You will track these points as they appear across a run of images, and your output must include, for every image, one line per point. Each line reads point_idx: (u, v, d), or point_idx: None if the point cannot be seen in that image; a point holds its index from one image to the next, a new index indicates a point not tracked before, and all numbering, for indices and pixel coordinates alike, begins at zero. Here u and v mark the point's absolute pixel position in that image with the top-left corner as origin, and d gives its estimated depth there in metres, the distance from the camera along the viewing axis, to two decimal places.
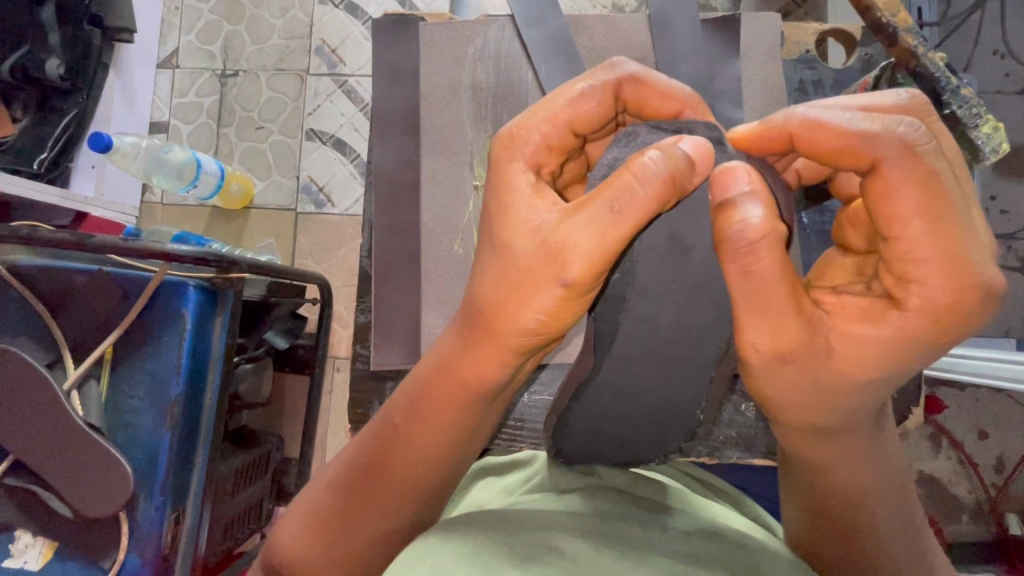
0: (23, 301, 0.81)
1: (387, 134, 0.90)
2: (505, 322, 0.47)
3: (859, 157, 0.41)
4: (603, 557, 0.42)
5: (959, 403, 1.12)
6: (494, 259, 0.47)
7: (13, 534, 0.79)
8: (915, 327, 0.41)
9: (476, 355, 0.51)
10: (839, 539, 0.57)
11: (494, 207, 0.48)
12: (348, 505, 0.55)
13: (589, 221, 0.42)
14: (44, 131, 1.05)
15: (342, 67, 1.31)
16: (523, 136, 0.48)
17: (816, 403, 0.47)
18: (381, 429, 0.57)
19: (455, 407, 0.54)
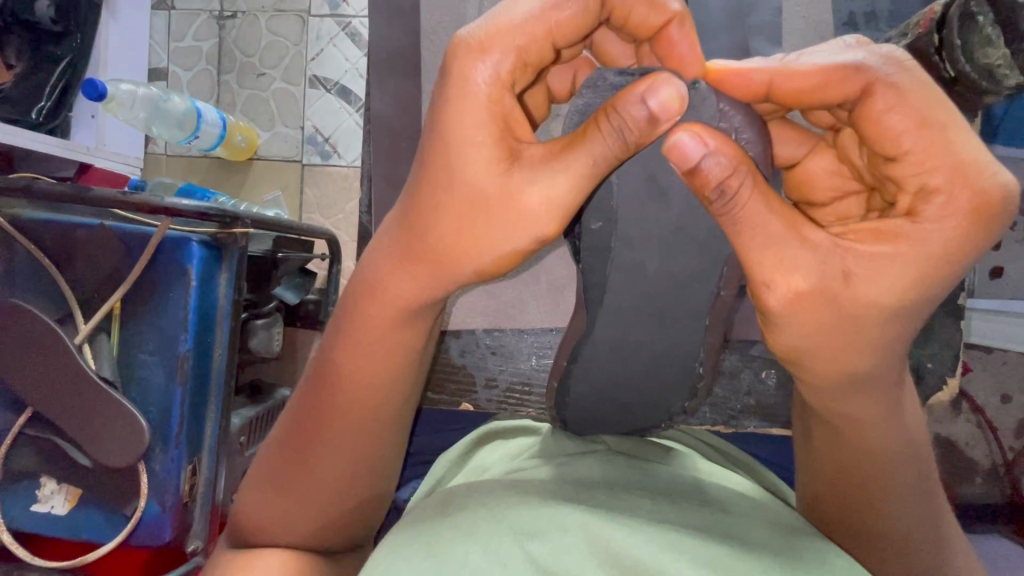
0: (28, 255, 0.81)
1: (389, 80, 0.85)
2: (458, 257, 0.44)
3: (848, 85, 0.42)
4: (609, 531, 0.41)
5: (984, 365, 1.09)
6: (444, 193, 0.43)
7: (38, 481, 0.82)
8: (937, 241, 0.40)
9: (417, 287, 0.46)
10: (851, 491, 0.55)
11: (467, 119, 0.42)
12: (296, 460, 0.53)
13: (556, 184, 0.42)
14: (40, 79, 1.01)
15: (344, 7, 1.23)
16: (488, 48, 0.42)
17: (835, 344, 0.44)
18: (315, 375, 0.52)
19: (389, 343, 0.50)
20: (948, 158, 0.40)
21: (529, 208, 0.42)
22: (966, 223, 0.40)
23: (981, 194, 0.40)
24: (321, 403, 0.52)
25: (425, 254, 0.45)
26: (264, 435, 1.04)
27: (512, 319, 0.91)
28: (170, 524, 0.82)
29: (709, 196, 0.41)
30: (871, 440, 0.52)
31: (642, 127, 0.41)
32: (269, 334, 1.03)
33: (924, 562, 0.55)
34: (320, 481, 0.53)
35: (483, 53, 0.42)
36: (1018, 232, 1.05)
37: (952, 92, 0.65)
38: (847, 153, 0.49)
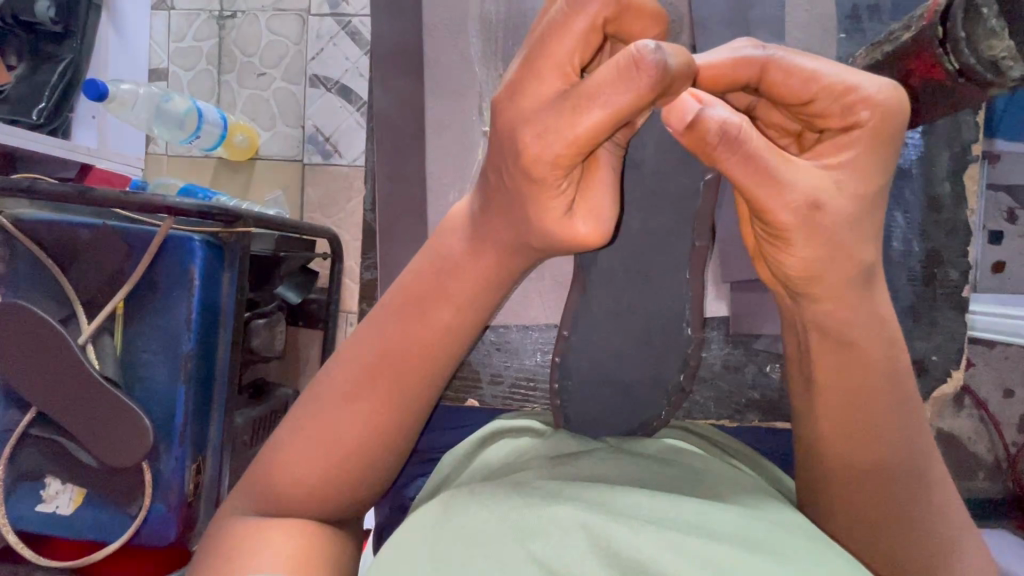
0: (31, 256, 0.81)
1: (388, 77, 0.84)
2: (540, 236, 0.46)
3: (748, 70, 0.45)
4: (609, 525, 0.41)
5: (986, 360, 1.09)
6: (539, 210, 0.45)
7: (43, 480, 0.82)
8: (880, 136, 0.44)
9: (511, 234, 0.48)
10: (851, 457, 0.51)
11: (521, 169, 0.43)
12: (356, 417, 0.50)
13: (605, 201, 0.45)
14: (42, 80, 1.01)
15: (344, 6, 1.23)
16: (570, 130, 0.40)
17: (824, 264, 0.45)
18: (384, 333, 0.50)
19: (466, 303, 0.51)
20: (853, 88, 0.44)
21: (590, 229, 0.45)
22: (886, 119, 0.44)
23: (884, 105, 0.44)
24: (389, 360, 0.50)
25: (510, 197, 0.46)
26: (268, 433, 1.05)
27: (515, 315, 0.91)
28: (174, 524, 0.82)
29: (709, 148, 0.42)
30: (874, 403, 0.49)
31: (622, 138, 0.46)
32: (271, 332, 1.04)
33: (929, 535, 0.50)
34: (372, 441, 0.51)
35: (558, 142, 0.40)
36: (1019, 227, 1.06)
37: (956, 84, 0.60)
38: (772, 118, 0.51)
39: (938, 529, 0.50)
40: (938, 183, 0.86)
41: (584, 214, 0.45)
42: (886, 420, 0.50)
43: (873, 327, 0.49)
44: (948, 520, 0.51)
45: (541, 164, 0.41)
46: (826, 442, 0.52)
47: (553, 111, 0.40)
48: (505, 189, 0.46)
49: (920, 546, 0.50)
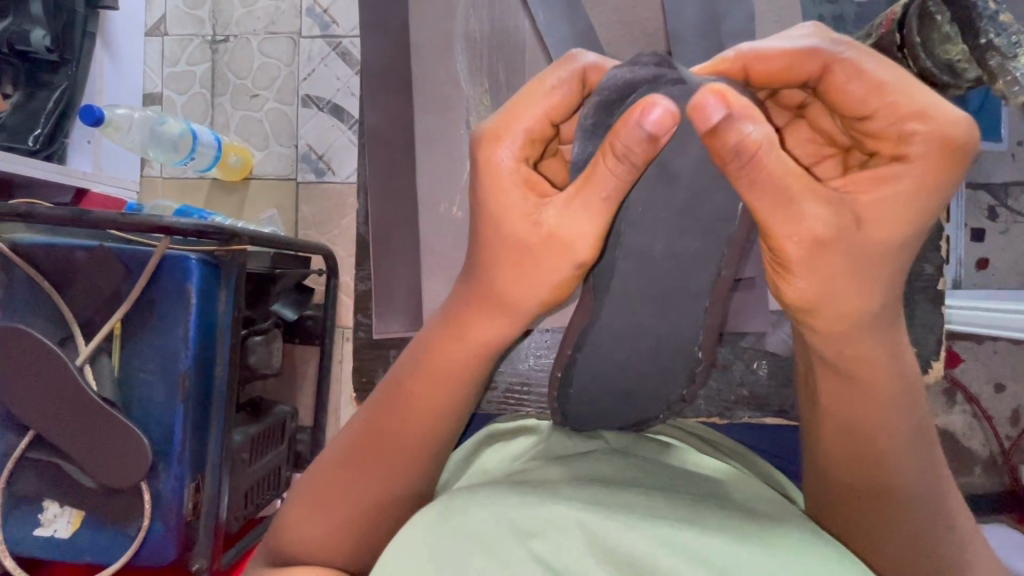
0: (28, 279, 0.81)
1: (378, 94, 0.82)
2: (525, 270, 0.44)
3: (811, 64, 0.43)
4: (602, 519, 0.42)
5: (975, 355, 1.11)
6: (502, 242, 0.45)
7: (41, 504, 0.82)
8: (925, 176, 0.42)
9: (499, 290, 0.46)
10: (851, 469, 0.52)
11: (483, 193, 0.45)
12: (359, 471, 0.53)
13: (586, 201, 0.41)
14: (37, 107, 1.02)
15: (334, 28, 1.26)
16: (504, 136, 0.44)
17: (850, 292, 0.43)
18: (385, 388, 0.54)
19: (473, 350, 0.50)
20: (921, 104, 0.41)
21: (569, 235, 0.43)
22: (937, 156, 0.41)
23: (946, 134, 0.41)
24: (391, 400, 0.53)
25: (494, 241, 0.45)
26: (265, 452, 1.04)
27: None
28: (174, 544, 0.81)
29: (726, 162, 0.39)
30: (862, 433, 0.51)
31: (644, 149, 0.38)
32: (268, 349, 1.05)
33: (931, 535, 0.51)
34: (374, 494, 0.53)
35: (504, 145, 0.44)
36: (999, 224, 1.08)
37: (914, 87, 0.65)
38: (820, 122, 0.49)
39: (938, 530, 0.51)
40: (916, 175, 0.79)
41: (567, 232, 0.43)
42: (886, 442, 0.50)
43: (886, 355, 0.48)
44: (949, 520, 0.52)
45: (505, 188, 0.44)
46: (829, 459, 0.53)
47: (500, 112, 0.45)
48: (488, 241, 0.45)
49: (922, 546, 0.51)
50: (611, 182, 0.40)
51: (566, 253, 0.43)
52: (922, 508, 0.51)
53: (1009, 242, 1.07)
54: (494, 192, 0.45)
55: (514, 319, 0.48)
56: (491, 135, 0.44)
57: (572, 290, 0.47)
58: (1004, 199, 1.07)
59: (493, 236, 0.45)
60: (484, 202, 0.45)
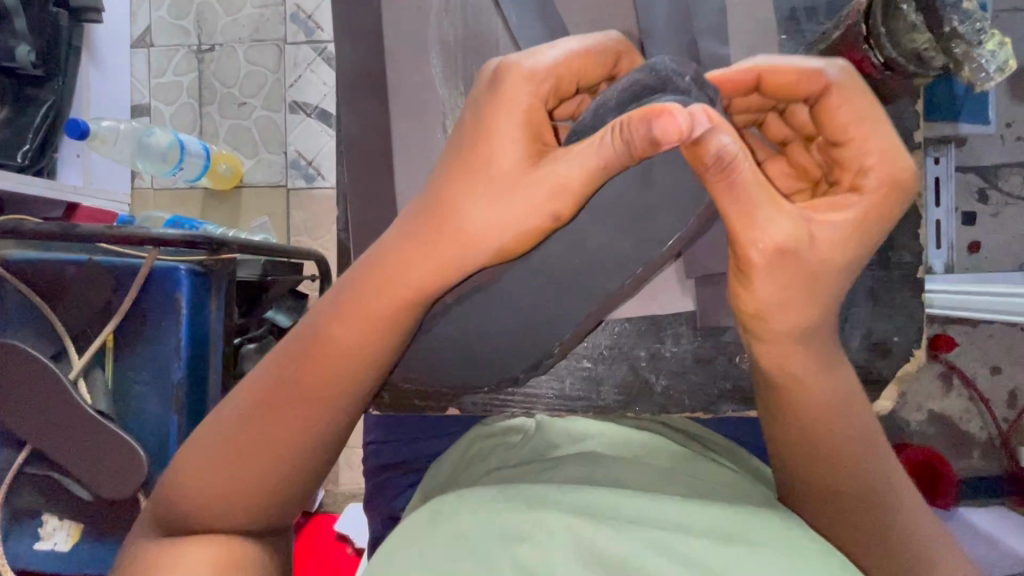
0: (19, 294, 0.82)
1: (357, 101, 0.79)
2: (494, 213, 0.42)
3: (812, 83, 0.44)
4: (591, 527, 0.43)
5: (972, 340, 1.11)
6: (477, 181, 0.42)
7: (41, 518, 0.82)
8: (878, 203, 0.42)
9: (462, 236, 0.42)
10: (813, 458, 0.49)
11: (472, 122, 0.42)
12: (263, 429, 0.45)
13: (584, 165, 0.40)
14: (24, 122, 1.01)
15: (319, 33, 1.26)
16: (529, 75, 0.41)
17: (796, 304, 0.42)
18: (301, 334, 0.45)
19: (405, 292, 0.44)
20: (883, 143, 0.43)
21: (557, 181, 0.41)
22: (886, 191, 0.42)
23: (898, 172, 0.42)
24: (311, 348, 0.45)
25: (479, 169, 0.42)
26: None
27: None
28: None
29: (705, 169, 0.37)
30: (821, 395, 0.47)
31: (649, 145, 0.36)
32: None
33: (899, 530, 0.48)
34: (277, 459, 0.46)
35: (528, 77, 0.41)
36: (991, 206, 1.08)
37: (884, 79, 0.55)
38: (796, 159, 0.49)
39: (907, 530, 0.48)
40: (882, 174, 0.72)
41: (552, 181, 0.41)
42: (840, 421, 0.48)
43: (835, 377, 0.48)
44: (915, 520, 0.48)
45: (508, 117, 0.41)
46: (789, 443, 0.49)
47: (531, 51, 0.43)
48: (471, 168, 0.42)
49: (890, 545, 0.47)
50: (608, 153, 0.39)
51: (548, 198, 0.41)
52: (886, 507, 0.48)
53: (1002, 224, 1.08)
54: (493, 115, 0.41)
55: (462, 266, 0.43)
56: (519, 62, 0.41)
57: (535, 244, 0.45)
58: (994, 181, 1.07)
59: (477, 170, 0.42)
60: (473, 133, 0.42)
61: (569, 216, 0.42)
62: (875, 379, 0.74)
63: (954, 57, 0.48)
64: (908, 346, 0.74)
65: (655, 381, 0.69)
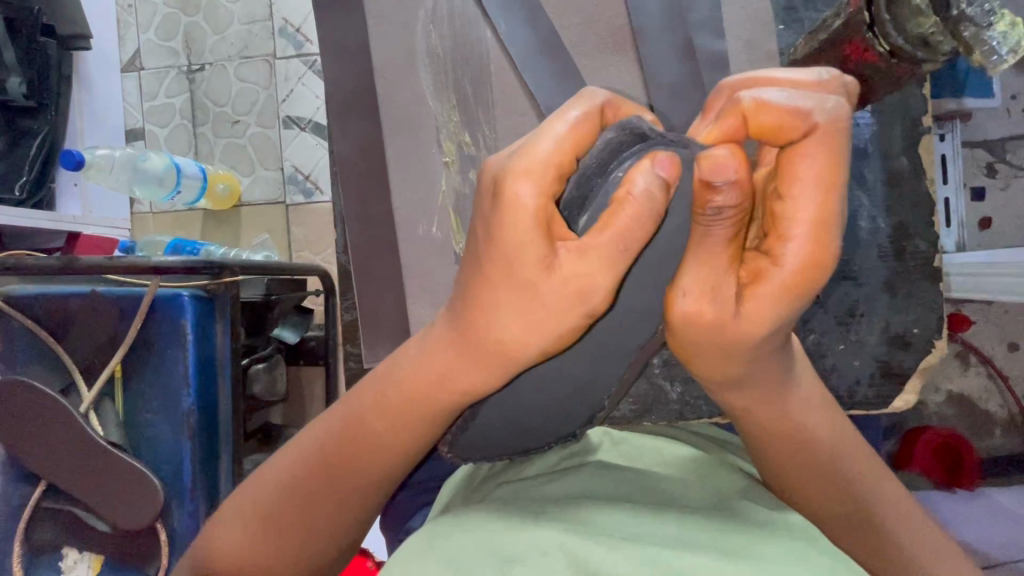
0: (24, 330, 0.82)
1: (347, 123, 0.76)
2: (524, 324, 0.37)
3: (788, 133, 0.33)
4: (589, 545, 0.38)
5: (986, 317, 1.09)
6: (499, 291, 0.36)
7: (61, 552, 0.82)
8: (797, 283, 0.35)
9: (483, 346, 0.38)
10: (793, 475, 0.48)
11: (484, 225, 0.36)
12: (308, 501, 0.48)
13: (612, 253, 0.35)
14: (21, 155, 1.01)
15: (308, 46, 1.25)
16: (526, 172, 0.34)
17: (716, 361, 0.40)
18: (342, 426, 0.47)
19: (441, 400, 0.44)
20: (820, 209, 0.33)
21: (589, 282, 0.35)
22: (810, 268, 0.34)
23: (818, 253, 0.34)
24: (352, 436, 0.47)
25: (503, 284, 0.36)
26: None
27: None
28: None
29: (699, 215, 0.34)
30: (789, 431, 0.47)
31: (664, 198, 0.35)
32: (270, 376, 1.06)
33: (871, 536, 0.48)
34: (322, 527, 0.49)
35: (526, 178, 0.34)
36: (1000, 180, 1.06)
37: (890, 66, 0.53)
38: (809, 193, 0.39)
39: (889, 537, 0.47)
40: (894, 158, 0.73)
41: (582, 283, 0.35)
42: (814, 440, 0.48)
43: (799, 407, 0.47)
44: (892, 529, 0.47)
45: (523, 232, 0.34)
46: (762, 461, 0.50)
47: (522, 141, 0.36)
48: (491, 282, 0.36)
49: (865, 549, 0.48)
50: (635, 227, 0.35)
51: (581, 304, 0.36)
52: (861, 512, 0.48)
53: (1011, 198, 1.06)
54: (504, 228, 0.34)
55: (501, 373, 0.40)
56: (518, 163, 0.34)
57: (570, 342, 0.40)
58: (1002, 154, 1.05)
59: (499, 283, 0.36)
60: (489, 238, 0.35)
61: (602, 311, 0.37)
62: (896, 372, 0.73)
63: (962, 40, 0.44)
64: (928, 336, 0.72)
65: (670, 389, 0.72)
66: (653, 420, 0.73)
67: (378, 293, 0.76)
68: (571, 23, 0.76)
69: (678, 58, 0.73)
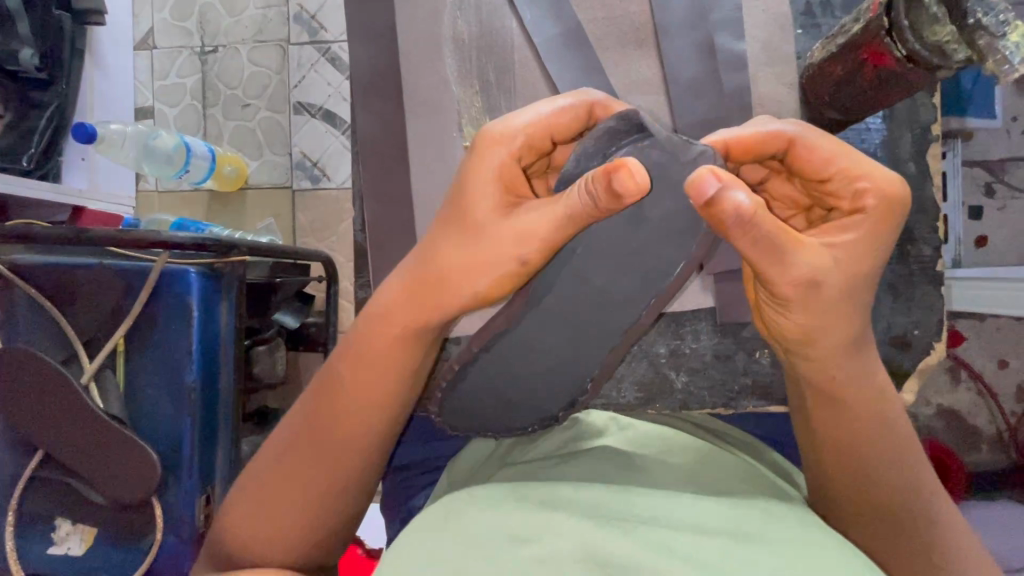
0: (28, 299, 0.82)
1: (365, 107, 0.77)
2: (480, 262, 0.45)
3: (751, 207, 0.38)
4: (602, 530, 0.38)
5: (978, 333, 1.11)
6: (462, 233, 0.45)
7: (54, 522, 0.82)
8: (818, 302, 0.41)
9: (445, 279, 0.45)
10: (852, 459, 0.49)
11: (465, 183, 0.46)
12: (292, 465, 0.49)
13: (551, 209, 0.43)
14: (29, 126, 1.00)
15: (322, 33, 1.26)
16: (507, 137, 0.46)
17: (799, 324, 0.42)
18: (322, 380, 0.49)
19: (411, 335, 0.47)
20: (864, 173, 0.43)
21: (530, 228, 0.44)
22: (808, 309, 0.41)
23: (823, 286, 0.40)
24: (326, 389, 0.49)
25: (464, 223, 0.45)
26: None
27: None
28: (188, 555, 0.81)
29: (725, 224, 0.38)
30: (849, 398, 0.47)
31: (607, 200, 0.39)
32: (271, 358, 1.05)
33: (908, 520, 0.48)
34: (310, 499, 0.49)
35: (499, 140, 0.45)
36: (997, 200, 1.08)
37: (905, 71, 0.55)
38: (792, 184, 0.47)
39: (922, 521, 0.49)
40: (903, 165, 0.74)
41: (520, 231, 0.44)
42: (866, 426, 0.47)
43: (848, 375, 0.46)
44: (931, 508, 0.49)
45: (481, 181, 0.45)
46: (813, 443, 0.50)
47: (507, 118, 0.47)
48: (454, 221, 0.46)
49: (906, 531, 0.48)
50: (570, 200, 0.43)
51: (517, 251, 0.44)
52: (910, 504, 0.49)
53: (1008, 218, 1.08)
54: (471, 176, 0.45)
55: (459, 309, 0.46)
56: (495, 129, 0.46)
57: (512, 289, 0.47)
58: (1001, 174, 1.07)
59: (462, 225, 0.45)
60: (465, 189, 0.46)
61: (538, 261, 0.46)
62: (897, 374, 0.74)
63: (978, 47, 0.46)
64: (929, 339, 0.74)
65: (675, 378, 0.74)
66: (658, 409, 0.74)
67: (387, 276, 0.77)
68: (591, 20, 0.77)
69: (698, 56, 0.75)
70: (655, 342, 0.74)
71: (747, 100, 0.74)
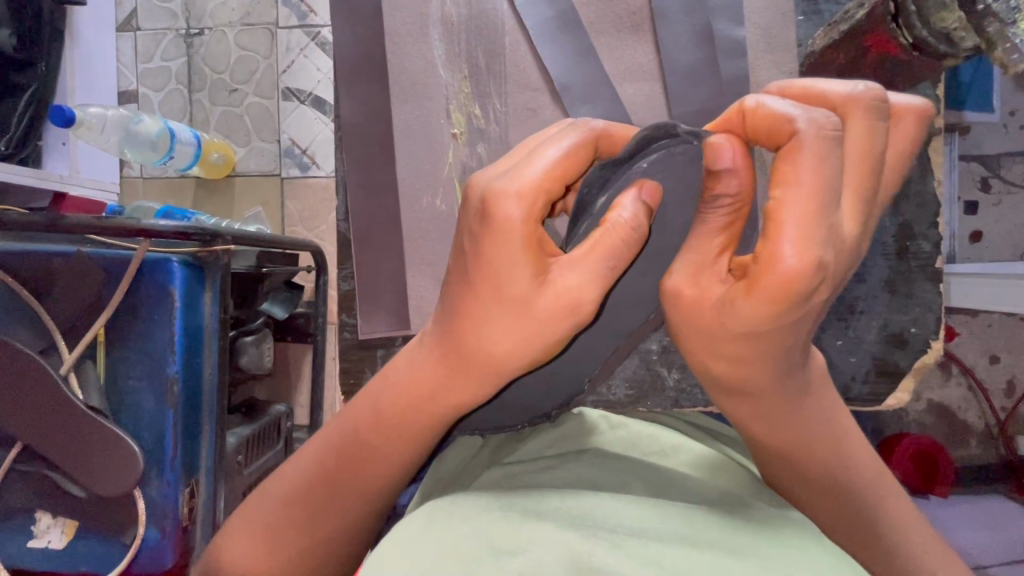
0: (4, 287, 0.79)
1: (353, 93, 0.74)
2: (524, 339, 0.39)
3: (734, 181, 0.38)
4: (590, 541, 0.37)
5: (970, 329, 1.11)
6: (499, 309, 0.38)
7: (34, 516, 0.81)
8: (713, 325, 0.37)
9: (475, 356, 0.40)
10: (815, 474, 0.48)
11: (480, 251, 0.37)
12: (305, 525, 0.47)
13: (594, 271, 0.38)
14: (6, 109, 0.97)
15: (312, 17, 1.23)
16: (522, 194, 0.36)
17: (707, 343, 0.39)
18: (344, 440, 0.47)
19: (441, 405, 0.44)
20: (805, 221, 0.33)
21: (574, 300, 0.38)
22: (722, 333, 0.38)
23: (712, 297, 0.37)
24: (352, 449, 0.47)
25: (492, 300, 0.38)
26: (262, 453, 1.04)
27: None
28: (170, 550, 0.80)
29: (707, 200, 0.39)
30: (815, 416, 0.47)
31: (644, 225, 0.40)
32: (259, 350, 1.02)
33: (869, 516, 0.49)
34: (331, 544, 0.48)
35: (519, 199, 0.36)
36: (993, 196, 1.07)
37: (912, 58, 0.56)
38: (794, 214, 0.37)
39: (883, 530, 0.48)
40: None
41: (569, 299, 0.38)
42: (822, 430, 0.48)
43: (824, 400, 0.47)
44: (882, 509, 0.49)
45: (512, 251, 0.37)
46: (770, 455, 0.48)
47: (511, 164, 0.38)
48: (478, 300, 0.38)
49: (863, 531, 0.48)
50: (615, 256, 0.39)
51: (566, 316, 0.38)
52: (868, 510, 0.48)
53: (1004, 214, 1.07)
54: (493, 249, 0.36)
55: (493, 382, 0.42)
56: (505, 185, 0.36)
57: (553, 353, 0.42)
58: (997, 170, 1.06)
59: (494, 302, 0.38)
60: (486, 260, 0.37)
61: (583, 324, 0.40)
62: (890, 371, 0.74)
63: (987, 35, 0.43)
64: (926, 337, 0.73)
65: (667, 375, 0.73)
66: (648, 406, 0.73)
67: (375, 268, 0.75)
68: (588, 6, 0.75)
69: (697, 42, 0.73)
70: (649, 339, 0.73)
71: (743, 90, 0.72)
